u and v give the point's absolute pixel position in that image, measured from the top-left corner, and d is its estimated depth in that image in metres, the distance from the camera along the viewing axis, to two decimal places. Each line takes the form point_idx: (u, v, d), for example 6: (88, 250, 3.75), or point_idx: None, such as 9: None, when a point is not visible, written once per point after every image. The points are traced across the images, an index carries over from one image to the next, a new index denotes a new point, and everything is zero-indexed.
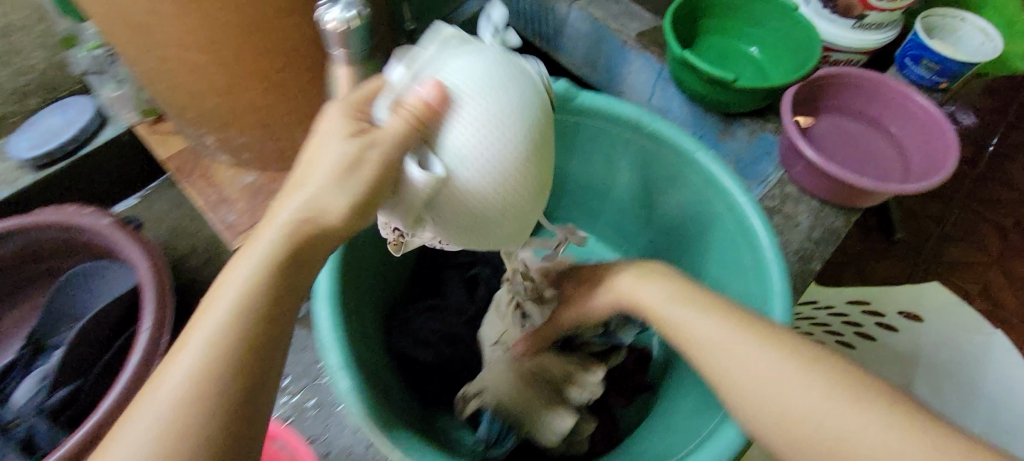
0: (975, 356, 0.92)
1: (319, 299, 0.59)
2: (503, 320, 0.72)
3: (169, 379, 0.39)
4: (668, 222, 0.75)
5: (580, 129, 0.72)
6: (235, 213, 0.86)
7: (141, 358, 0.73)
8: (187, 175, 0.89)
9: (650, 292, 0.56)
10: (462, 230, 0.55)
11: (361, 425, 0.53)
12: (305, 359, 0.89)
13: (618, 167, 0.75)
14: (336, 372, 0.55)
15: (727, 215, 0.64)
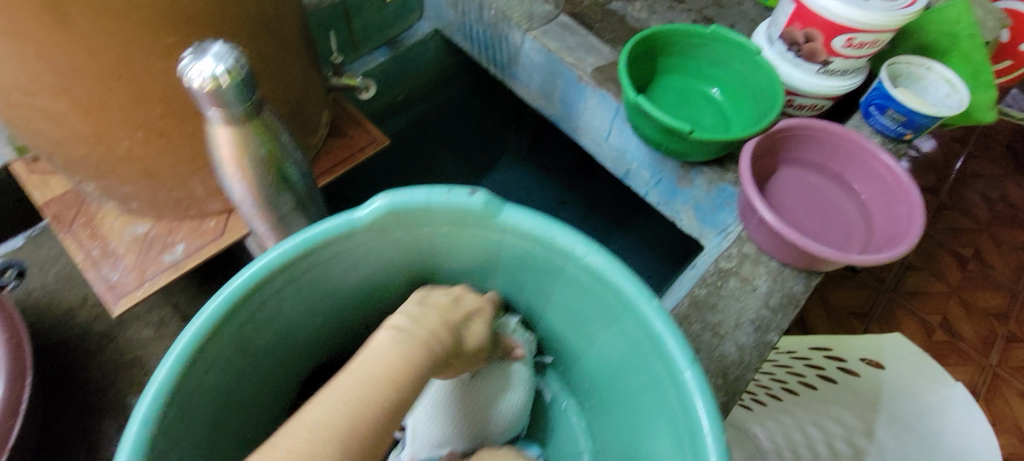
0: (936, 407, 0.86)
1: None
2: None
3: (318, 432, 0.43)
4: (603, 377, 0.64)
5: (503, 258, 0.62)
6: (120, 270, 0.75)
7: None
8: (67, 225, 0.77)
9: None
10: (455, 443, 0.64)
11: None
12: None
13: (550, 303, 0.64)
14: None
15: (677, 402, 0.51)
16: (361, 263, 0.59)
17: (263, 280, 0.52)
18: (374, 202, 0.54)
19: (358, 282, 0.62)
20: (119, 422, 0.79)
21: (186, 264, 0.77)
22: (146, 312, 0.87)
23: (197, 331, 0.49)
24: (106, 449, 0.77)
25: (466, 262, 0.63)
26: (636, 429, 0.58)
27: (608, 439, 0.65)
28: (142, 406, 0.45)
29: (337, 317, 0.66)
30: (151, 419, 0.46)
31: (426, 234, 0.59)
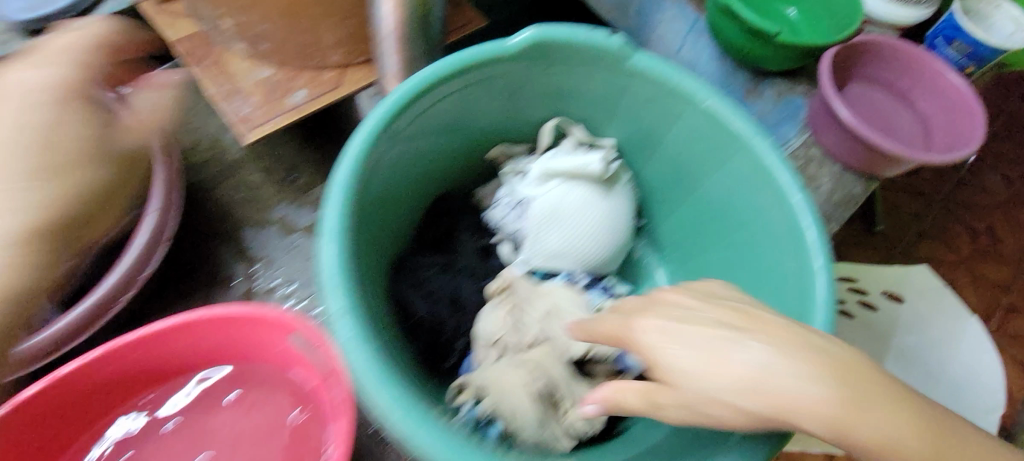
0: (950, 334, 0.92)
1: (325, 233, 0.47)
2: (503, 323, 0.60)
3: None
4: (695, 227, 0.71)
5: (623, 107, 0.68)
6: (250, 106, 0.81)
7: (146, 239, 0.67)
8: (198, 61, 0.82)
9: (674, 354, 0.43)
10: (575, 211, 0.66)
11: (364, 387, 0.44)
12: (311, 268, 0.85)
13: (654, 156, 0.71)
14: (337, 319, 0.45)
15: (783, 226, 0.58)
16: (501, 96, 0.65)
17: (433, 87, 0.56)
18: (524, 32, 0.59)
19: (491, 120, 0.68)
20: (234, 250, 0.85)
21: (308, 108, 0.82)
22: (254, 159, 0.92)
23: (383, 115, 0.53)
24: (222, 271, 0.83)
25: (586, 110, 0.69)
26: (732, 262, 0.65)
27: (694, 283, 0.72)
28: (342, 167, 0.50)
29: (465, 160, 0.71)
30: (350, 178, 0.50)
31: (558, 74, 0.64)
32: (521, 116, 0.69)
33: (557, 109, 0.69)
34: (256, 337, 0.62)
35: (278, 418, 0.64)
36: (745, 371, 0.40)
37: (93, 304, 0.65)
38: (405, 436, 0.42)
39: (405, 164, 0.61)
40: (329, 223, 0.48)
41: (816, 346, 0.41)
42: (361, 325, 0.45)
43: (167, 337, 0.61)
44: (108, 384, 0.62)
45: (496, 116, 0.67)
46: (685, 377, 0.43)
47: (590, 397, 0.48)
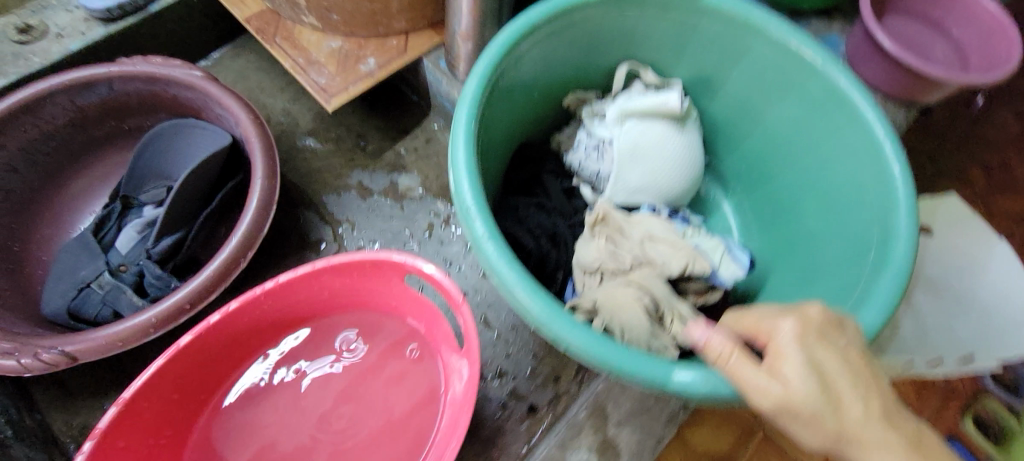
0: (979, 259, 0.91)
1: (456, 167, 0.53)
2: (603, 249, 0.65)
3: None
4: (762, 156, 0.75)
5: (691, 49, 0.72)
6: (326, 76, 0.85)
7: (260, 203, 0.72)
8: (270, 37, 0.87)
9: (801, 369, 0.42)
10: (655, 147, 0.71)
11: (514, 293, 0.49)
12: (392, 228, 0.90)
13: (720, 92, 0.75)
14: (483, 240, 0.50)
15: (856, 141, 0.62)
16: (578, 44, 0.69)
17: (527, 35, 0.61)
18: None
19: (568, 69, 0.72)
20: (318, 214, 0.90)
21: (379, 75, 0.86)
22: (324, 129, 0.97)
23: (490, 61, 0.58)
24: (311, 234, 0.89)
25: (655, 53, 0.73)
26: (803, 185, 0.70)
27: (763, 210, 0.77)
28: (464, 109, 0.55)
29: (542, 110, 0.76)
30: (471, 118, 0.55)
31: (631, 19, 0.68)
32: (593, 63, 0.74)
33: (627, 54, 0.74)
34: (375, 281, 0.69)
35: (396, 352, 0.71)
36: (850, 419, 0.42)
37: (220, 266, 0.67)
38: (553, 333, 0.48)
39: (499, 113, 0.66)
40: (462, 157, 0.53)
41: (903, 417, 0.44)
42: (504, 244, 0.50)
43: (296, 287, 0.66)
44: (244, 334, 0.67)
45: (572, 65, 0.72)
46: (805, 396, 0.41)
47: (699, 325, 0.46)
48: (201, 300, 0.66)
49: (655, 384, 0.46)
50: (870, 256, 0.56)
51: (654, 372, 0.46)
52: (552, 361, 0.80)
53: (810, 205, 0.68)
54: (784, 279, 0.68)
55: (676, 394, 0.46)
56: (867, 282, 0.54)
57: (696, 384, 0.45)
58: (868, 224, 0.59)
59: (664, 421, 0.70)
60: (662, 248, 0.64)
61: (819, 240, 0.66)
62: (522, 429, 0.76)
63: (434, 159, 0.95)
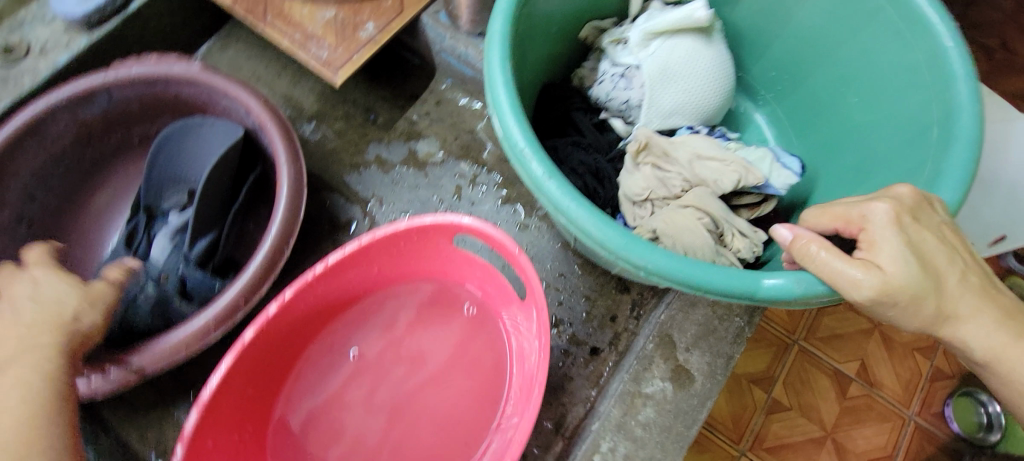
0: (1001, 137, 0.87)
1: (500, 111, 0.51)
2: (650, 177, 0.64)
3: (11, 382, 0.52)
4: (796, 56, 0.72)
5: None
6: (327, 49, 0.81)
7: (290, 188, 0.69)
8: (261, 17, 0.83)
9: (896, 252, 0.42)
10: (685, 65, 0.68)
11: (585, 228, 0.47)
12: (420, 196, 0.88)
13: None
14: (544, 180, 0.48)
15: (897, 21, 0.60)
16: None
17: None
18: None
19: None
20: (343, 195, 0.88)
21: (381, 39, 0.82)
22: (331, 108, 0.93)
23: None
24: (341, 216, 0.87)
25: None
26: (842, 78, 0.67)
27: (799, 114, 0.75)
28: (496, 52, 0.53)
29: (560, 46, 0.73)
30: (505, 59, 0.53)
31: None
32: None
33: None
34: (424, 247, 0.68)
35: (454, 314, 0.71)
36: (947, 295, 0.42)
37: (267, 254, 0.66)
38: (633, 262, 0.47)
39: (522, 53, 0.64)
40: (505, 101, 0.51)
41: (999, 290, 0.44)
42: (566, 181, 0.48)
43: (348, 264, 0.65)
44: (304, 320, 0.67)
45: None
46: (903, 278, 0.41)
47: (782, 228, 0.45)
48: (255, 294, 0.65)
49: (744, 296, 0.45)
50: (932, 134, 0.55)
51: (742, 284, 0.45)
52: (605, 301, 0.80)
53: (853, 98, 0.66)
54: (836, 178, 0.67)
55: (766, 302, 0.45)
56: (935, 161, 0.53)
57: (788, 288, 0.44)
58: (924, 104, 0.57)
59: (732, 339, 0.70)
60: (711, 166, 0.63)
61: (870, 130, 0.64)
62: (589, 371, 0.76)
63: (449, 120, 0.93)
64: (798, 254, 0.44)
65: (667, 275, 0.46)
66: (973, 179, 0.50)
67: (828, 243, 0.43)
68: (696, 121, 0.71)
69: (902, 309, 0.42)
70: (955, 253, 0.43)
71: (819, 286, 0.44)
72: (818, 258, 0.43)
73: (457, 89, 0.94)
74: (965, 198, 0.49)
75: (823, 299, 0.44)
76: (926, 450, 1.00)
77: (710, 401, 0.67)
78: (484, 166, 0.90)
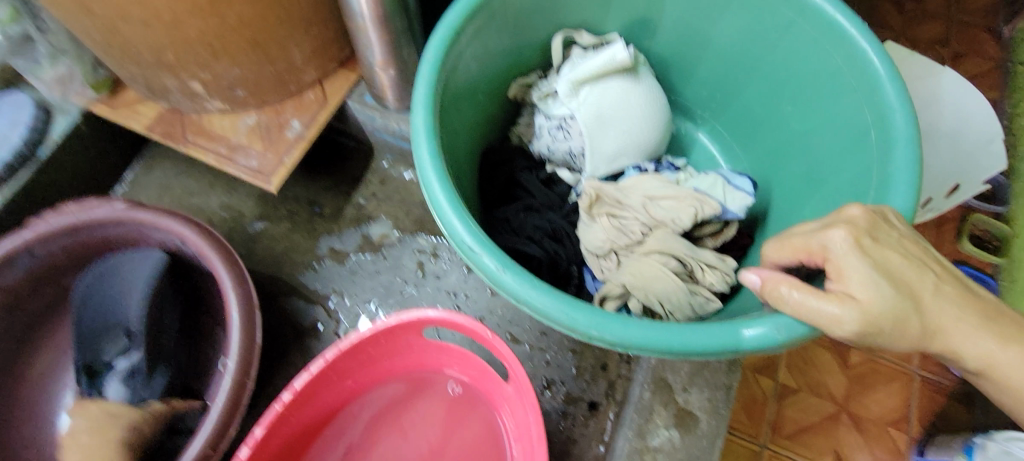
0: (931, 93, 0.85)
1: (440, 208, 0.49)
2: (609, 229, 0.62)
3: None
4: (723, 74, 0.72)
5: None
6: (256, 156, 0.78)
7: (241, 316, 0.65)
8: (180, 138, 0.80)
9: (867, 279, 0.40)
10: (620, 106, 0.67)
11: (551, 315, 0.45)
12: (383, 281, 0.85)
13: (661, 29, 0.71)
14: (499, 273, 0.46)
15: (811, 30, 0.60)
16: (503, 32, 0.65)
17: (451, 45, 0.57)
18: None
19: (502, 61, 0.68)
20: (303, 297, 0.84)
21: (310, 134, 0.80)
22: (274, 208, 0.90)
23: (428, 85, 0.54)
24: (304, 319, 0.83)
25: (582, 12, 0.69)
26: (773, 89, 0.68)
27: (740, 127, 0.75)
28: (425, 147, 0.51)
29: (491, 110, 0.72)
30: (435, 151, 0.51)
31: None
32: (524, 46, 0.70)
33: (555, 23, 0.70)
34: (394, 345, 0.65)
35: (440, 405, 0.68)
36: (926, 310, 0.41)
37: (229, 393, 0.62)
38: (607, 340, 0.45)
39: (453, 131, 0.62)
40: (443, 196, 0.49)
41: (972, 291, 0.43)
42: (521, 269, 0.46)
43: (316, 384, 0.61)
44: (280, 452, 0.62)
45: (504, 55, 0.68)
46: (881, 305, 0.40)
47: (748, 273, 0.44)
48: (223, 439, 0.61)
49: (727, 351, 0.44)
50: (872, 137, 0.55)
51: (721, 341, 0.43)
52: (593, 351, 0.77)
53: (787, 106, 0.67)
54: (790, 187, 0.67)
55: (751, 352, 0.44)
56: (880, 165, 0.52)
57: (768, 336, 0.42)
58: (856, 107, 0.57)
59: (726, 368, 0.68)
60: (667, 205, 0.62)
61: (811, 137, 0.64)
62: (591, 429, 0.73)
63: (397, 197, 0.90)
64: (770, 298, 0.43)
65: (644, 347, 0.44)
66: (921, 177, 0.50)
67: (798, 281, 0.42)
68: (643, 157, 0.70)
69: (888, 335, 0.40)
70: (922, 264, 0.42)
71: (798, 327, 0.42)
72: (793, 300, 0.41)
73: (399, 163, 0.92)
74: (919, 199, 0.49)
75: (805, 339, 0.43)
76: (939, 404, 0.99)
77: (719, 439, 0.65)
78: (442, 236, 0.87)
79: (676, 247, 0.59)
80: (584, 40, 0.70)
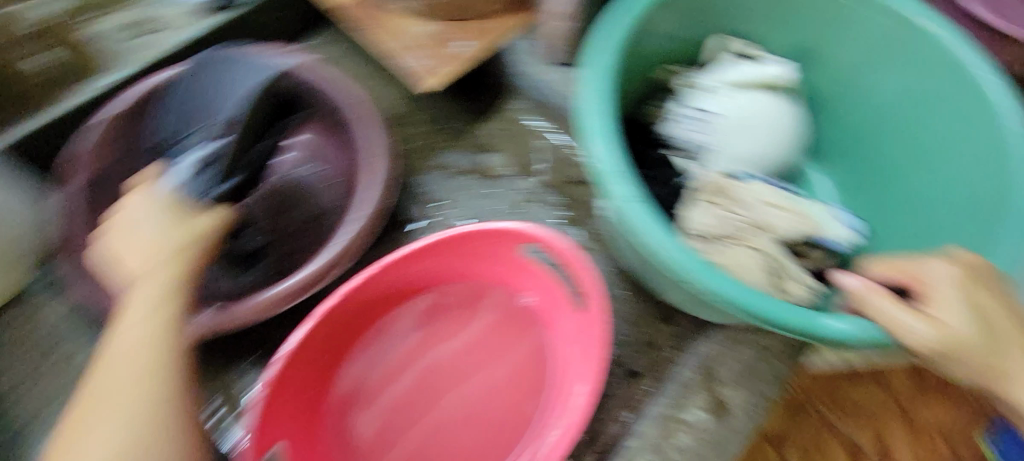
0: None
1: (592, 135, 0.57)
2: (716, 214, 0.66)
3: (121, 390, 0.53)
4: (863, 123, 0.77)
5: (797, 18, 0.74)
6: (423, 58, 0.88)
7: (376, 182, 0.76)
8: (367, 23, 0.91)
9: (958, 309, 0.44)
10: (761, 116, 0.72)
11: (659, 250, 0.52)
12: (483, 205, 0.94)
13: (821, 62, 0.76)
14: (626, 202, 0.53)
15: (965, 103, 0.64)
16: (684, 17, 0.72)
17: (639, 15, 0.66)
18: None
19: (668, 42, 0.75)
20: (411, 193, 0.94)
21: (472, 56, 0.89)
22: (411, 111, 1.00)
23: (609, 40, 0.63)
24: (406, 213, 0.92)
25: (760, 25, 0.76)
26: (909, 149, 0.72)
27: (862, 176, 0.79)
28: (593, 87, 0.59)
29: (640, 84, 0.78)
30: (601, 90, 0.59)
31: None
32: (694, 38, 0.77)
33: (731, 26, 0.77)
34: (490, 250, 0.72)
35: (506, 319, 0.75)
36: (1002, 355, 0.45)
37: (351, 237, 0.73)
38: (700, 287, 0.51)
39: None
40: (597, 127, 0.57)
41: None
42: (647, 205, 0.53)
43: (417, 257, 0.69)
44: (366, 303, 0.70)
45: (672, 39, 0.75)
46: (962, 333, 0.44)
47: (842, 275, 0.49)
48: (335, 269, 0.72)
49: (803, 332, 0.49)
50: (992, 215, 0.59)
51: (801, 320, 0.48)
52: (645, 329, 0.80)
53: (917, 169, 0.71)
54: (893, 244, 0.72)
55: (825, 341, 0.49)
56: (993, 240, 0.57)
57: (845, 329, 0.48)
58: (986, 186, 0.61)
59: (772, 380, 0.72)
60: (774, 211, 0.67)
61: (931, 203, 0.68)
62: (625, 393, 0.76)
63: (517, 138, 0.98)
64: (859, 299, 0.48)
65: (731, 303, 0.50)
66: None
67: (890, 292, 0.47)
68: (766, 172, 0.74)
69: (962, 362, 0.44)
70: (1012, 316, 0.46)
71: (875, 332, 0.47)
72: (880, 306, 0.46)
73: (529, 110, 1.00)
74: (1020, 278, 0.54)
75: (876, 346, 0.48)
76: None
77: (744, 436, 0.69)
78: (545, 185, 0.95)
79: (772, 251, 0.64)
80: (745, 51, 0.76)
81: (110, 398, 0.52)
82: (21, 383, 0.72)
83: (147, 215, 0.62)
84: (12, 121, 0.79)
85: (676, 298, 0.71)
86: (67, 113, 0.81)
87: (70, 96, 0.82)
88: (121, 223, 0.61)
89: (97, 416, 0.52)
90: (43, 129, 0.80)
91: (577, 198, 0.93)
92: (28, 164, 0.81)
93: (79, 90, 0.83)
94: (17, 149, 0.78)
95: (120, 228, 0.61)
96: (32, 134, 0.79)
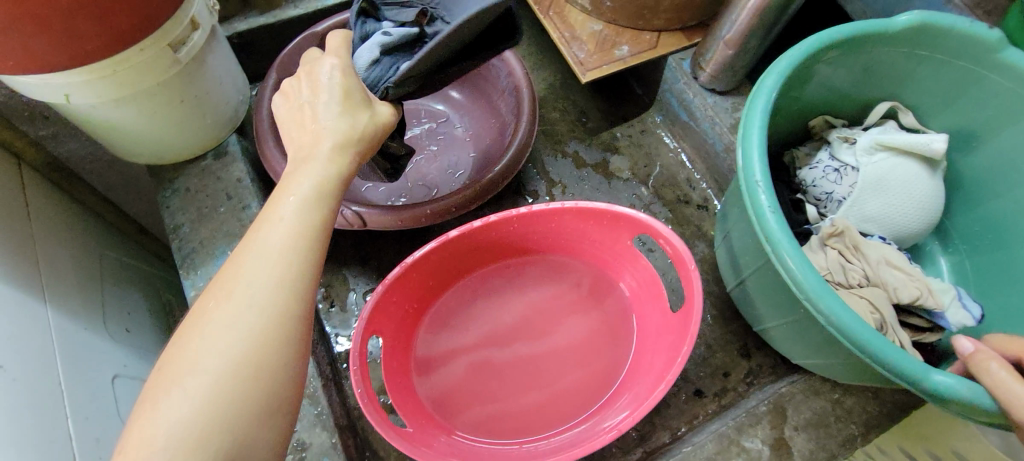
0: None
1: (747, 146, 0.61)
2: (834, 260, 0.68)
3: (245, 289, 0.43)
4: (1007, 220, 0.74)
5: (967, 99, 0.74)
6: (585, 52, 0.96)
7: (519, 144, 0.83)
8: (544, 11, 1.00)
9: None
10: (901, 183, 0.73)
11: (786, 262, 0.54)
12: (597, 199, 0.99)
13: (981, 149, 0.75)
14: (767, 211, 0.56)
15: None
16: (851, 70, 0.74)
17: (811, 55, 0.68)
18: (907, 16, 0.68)
19: (827, 91, 0.77)
20: (536, 169, 1.01)
21: (631, 61, 0.95)
22: (554, 100, 1.08)
23: (782, 68, 0.65)
24: (527, 185, 0.99)
25: (928, 98, 0.76)
26: None
27: (989, 275, 0.76)
28: (758, 105, 0.63)
29: (788, 124, 0.81)
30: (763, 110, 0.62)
31: (913, 56, 0.73)
32: (854, 93, 0.78)
33: (896, 91, 0.78)
34: (607, 233, 0.75)
35: (599, 302, 0.78)
36: None
37: (482, 184, 0.80)
38: (817, 306, 0.53)
39: None
40: (752, 141, 0.61)
41: None
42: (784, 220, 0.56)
43: (540, 218, 0.73)
44: (480, 246, 0.76)
45: (833, 89, 0.77)
46: None
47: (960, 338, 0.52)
48: (462, 207, 0.80)
49: (910, 378, 0.50)
50: None
51: (911, 366, 0.50)
52: (724, 356, 0.82)
53: None
54: None
55: (928, 393, 0.50)
56: None
57: (954, 386, 0.49)
58: None
59: (842, 440, 0.71)
60: (896, 274, 0.67)
61: None
62: (686, 408, 0.78)
63: (646, 149, 1.03)
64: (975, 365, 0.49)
65: (844, 330, 0.51)
66: None
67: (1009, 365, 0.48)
68: (889, 238, 0.75)
69: None
70: None
71: (983, 398, 0.48)
72: (998, 375, 0.48)
73: (663, 126, 1.05)
74: None
75: (984, 413, 0.48)
76: None
77: None
78: (660, 198, 0.99)
79: (887, 310, 0.64)
80: (905, 120, 0.77)
81: (230, 290, 0.43)
82: (187, 223, 0.80)
83: (320, 96, 0.54)
84: (239, 14, 0.93)
85: (771, 330, 0.72)
86: (284, 20, 0.93)
87: (293, 6, 0.94)
88: (289, 114, 0.55)
89: (213, 316, 0.42)
90: (266, 27, 0.93)
91: (689, 218, 0.96)
92: (237, 52, 0.95)
93: (301, 3, 0.94)
94: (235, 38, 0.92)
95: (291, 114, 0.55)
96: (250, 29, 0.92)
